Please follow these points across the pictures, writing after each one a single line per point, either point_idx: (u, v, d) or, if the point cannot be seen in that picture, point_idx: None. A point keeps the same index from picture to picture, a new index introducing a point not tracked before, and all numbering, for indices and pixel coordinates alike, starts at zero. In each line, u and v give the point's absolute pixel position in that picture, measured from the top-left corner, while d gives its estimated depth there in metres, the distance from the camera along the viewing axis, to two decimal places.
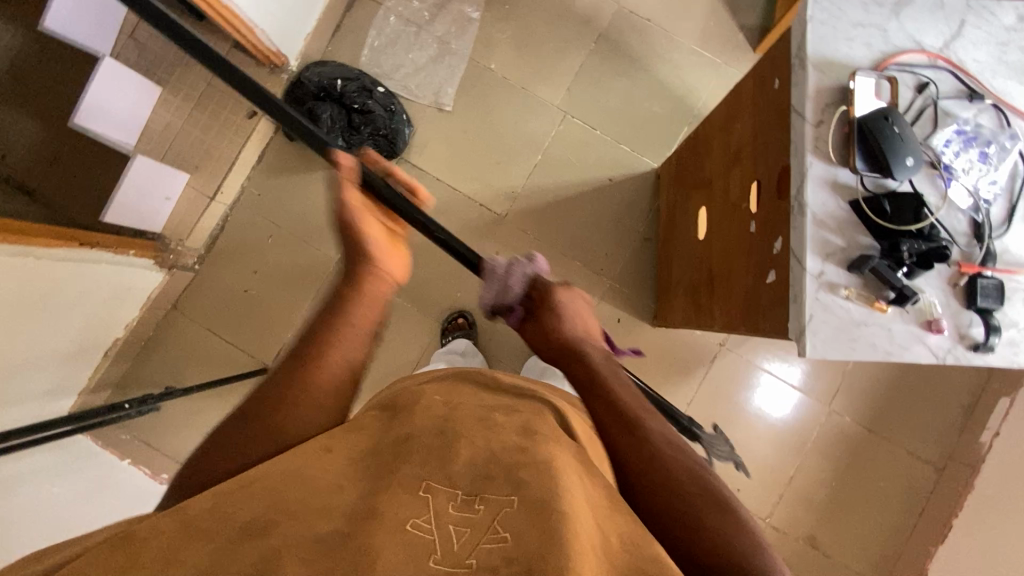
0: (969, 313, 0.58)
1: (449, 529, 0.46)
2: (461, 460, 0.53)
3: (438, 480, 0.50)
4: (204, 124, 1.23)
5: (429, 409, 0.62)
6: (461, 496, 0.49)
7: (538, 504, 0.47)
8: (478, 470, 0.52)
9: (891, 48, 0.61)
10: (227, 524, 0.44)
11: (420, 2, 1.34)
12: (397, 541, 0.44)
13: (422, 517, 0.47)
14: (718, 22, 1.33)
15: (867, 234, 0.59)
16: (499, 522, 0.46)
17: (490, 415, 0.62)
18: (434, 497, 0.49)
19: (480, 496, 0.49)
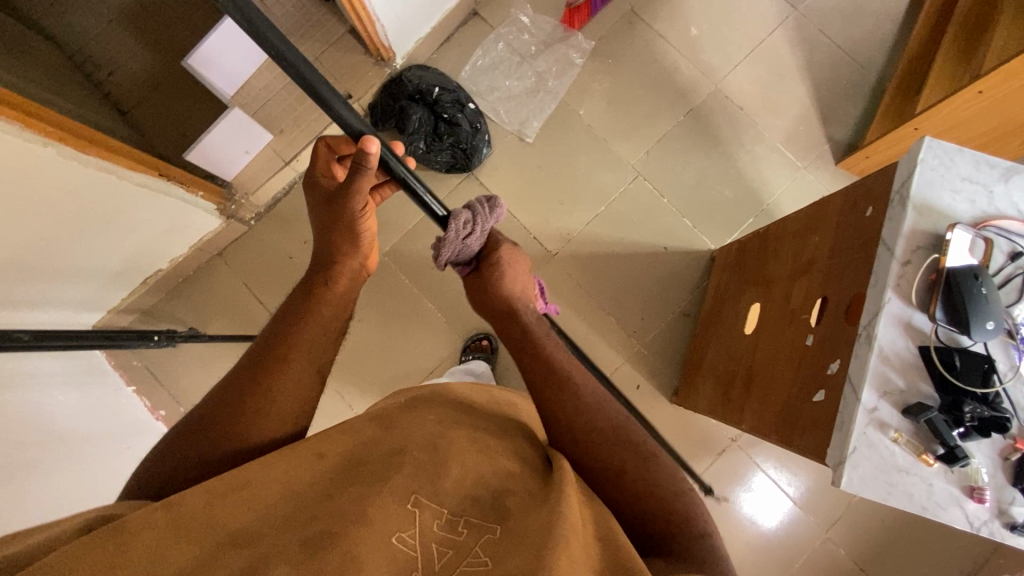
0: (1014, 490, 0.57)
1: (431, 549, 0.46)
2: (452, 478, 0.52)
3: (426, 494, 0.50)
4: (299, 93, 1.29)
5: (422, 426, 0.59)
6: (447, 515, 0.49)
7: (519, 536, 0.47)
8: (466, 494, 0.51)
9: (993, 210, 0.62)
10: (215, 531, 0.45)
11: (530, 36, 1.39)
12: (382, 554, 0.45)
13: (408, 532, 0.47)
14: (808, 128, 1.35)
15: (929, 384, 0.59)
16: (480, 547, 0.47)
17: (483, 437, 0.60)
18: (421, 511, 0.49)
19: (463, 519, 0.49)
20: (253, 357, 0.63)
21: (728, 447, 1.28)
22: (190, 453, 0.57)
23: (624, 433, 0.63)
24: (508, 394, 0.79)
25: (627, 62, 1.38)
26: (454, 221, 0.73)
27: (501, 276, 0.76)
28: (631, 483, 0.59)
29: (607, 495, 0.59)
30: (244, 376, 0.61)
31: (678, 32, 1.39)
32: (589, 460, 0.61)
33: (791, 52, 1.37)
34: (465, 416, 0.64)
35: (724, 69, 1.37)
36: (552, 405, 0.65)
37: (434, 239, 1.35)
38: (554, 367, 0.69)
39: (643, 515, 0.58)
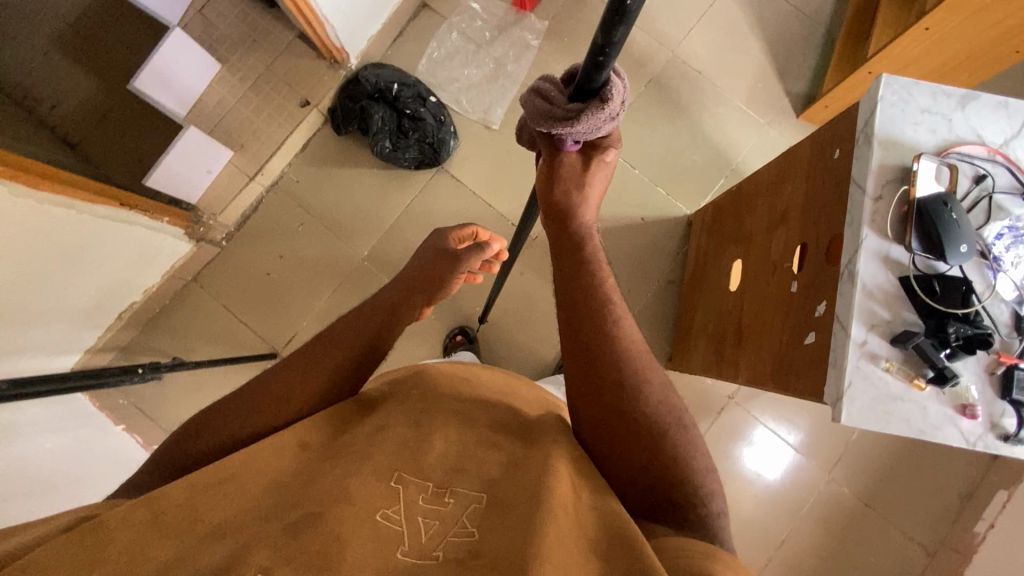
0: (1003, 403, 0.59)
1: (417, 522, 0.46)
2: (435, 452, 0.53)
3: (409, 471, 0.50)
4: (255, 105, 1.26)
5: (405, 402, 0.62)
6: (432, 488, 0.49)
7: (503, 506, 0.48)
8: (450, 465, 0.52)
9: (954, 137, 0.63)
10: (193, 527, 0.43)
11: (483, 23, 1.38)
12: (365, 530, 0.44)
13: (392, 508, 0.47)
14: (766, 85, 1.37)
15: (912, 311, 0.60)
16: (467, 515, 0.47)
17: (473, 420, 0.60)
18: (404, 487, 0.48)
19: (449, 490, 0.49)
20: (311, 344, 0.66)
21: (726, 405, 1.31)
22: (238, 420, 0.58)
23: (666, 392, 0.60)
24: (488, 372, 0.78)
25: (583, 39, 1.38)
26: (592, 114, 0.51)
27: (584, 178, 0.67)
28: (647, 452, 0.55)
29: (609, 463, 0.57)
30: (301, 360, 0.63)
31: None
32: (612, 415, 0.57)
33: (742, 12, 1.39)
34: (449, 394, 0.65)
35: (679, 35, 1.38)
36: (601, 351, 0.60)
37: (412, 238, 1.34)
38: (606, 312, 0.63)
39: (642, 486, 0.55)
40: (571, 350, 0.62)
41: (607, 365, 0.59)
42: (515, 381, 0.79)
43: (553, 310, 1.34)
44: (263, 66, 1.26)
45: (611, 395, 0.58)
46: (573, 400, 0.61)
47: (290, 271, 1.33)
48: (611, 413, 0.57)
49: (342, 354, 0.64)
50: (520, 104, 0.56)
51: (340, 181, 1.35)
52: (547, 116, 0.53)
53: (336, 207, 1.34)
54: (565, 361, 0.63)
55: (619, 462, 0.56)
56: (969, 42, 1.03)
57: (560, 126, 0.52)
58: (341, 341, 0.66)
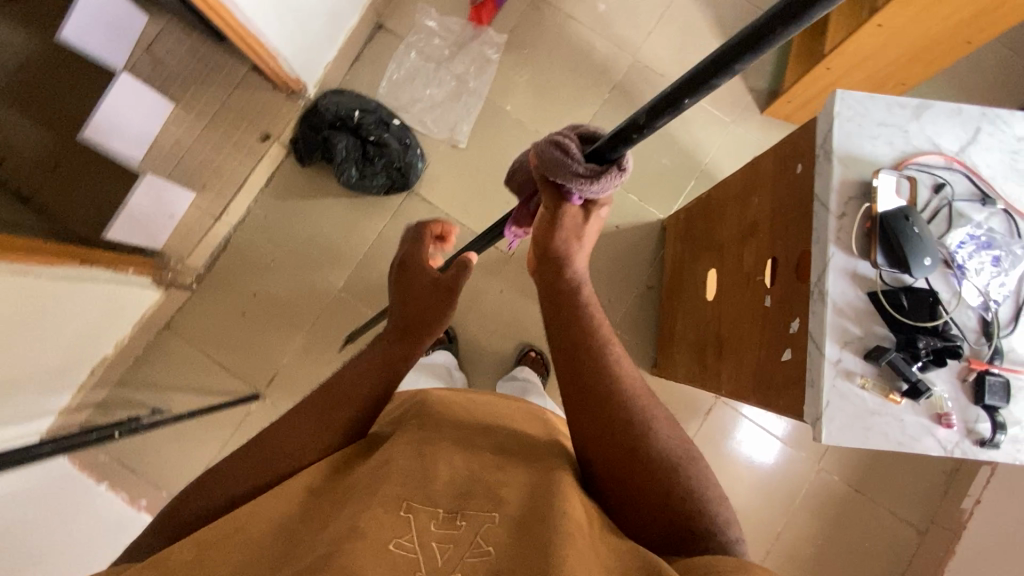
0: (976, 408, 0.60)
1: (430, 547, 0.45)
2: (442, 479, 0.52)
3: (418, 499, 0.50)
4: (215, 143, 1.22)
5: (409, 429, 0.60)
6: (441, 514, 0.49)
7: (519, 521, 0.48)
8: (456, 491, 0.51)
9: (911, 148, 0.64)
10: (208, 572, 0.43)
11: (440, 40, 1.36)
12: (380, 560, 0.43)
13: (404, 536, 0.46)
14: (729, 83, 1.37)
15: (882, 325, 0.61)
16: (481, 536, 0.47)
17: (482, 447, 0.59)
18: (415, 516, 0.48)
19: (460, 513, 0.49)
20: (316, 392, 0.63)
21: (714, 405, 1.32)
22: (245, 475, 0.57)
23: (672, 427, 0.60)
24: (483, 396, 0.76)
25: (543, 50, 1.37)
26: (608, 178, 0.57)
27: (580, 230, 0.65)
28: (665, 490, 0.55)
29: (628, 505, 0.56)
30: (307, 412, 0.61)
31: (586, 10, 1.38)
32: (622, 457, 0.57)
33: (699, 11, 1.39)
34: (449, 414, 0.64)
35: (638, 38, 1.38)
36: (604, 395, 0.60)
37: (387, 264, 1.32)
38: (603, 353, 0.63)
39: (662, 524, 0.55)
40: (572, 395, 0.61)
41: (614, 408, 0.59)
42: (514, 404, 0.76)
43: (535, 325, 1.34)
44: (220, 102, 1.22)
45: (620, 437, 0.58)
46: (581, 446, 0.60)
47: (265, 309, 1.31)
48: (622, 455, 0.57)
49: (350, 408, 0.62)
50: (534, 150, 0.60)
51: (309, 213, 1.32)
52: (562, 170, 0.57)
53: (306, 239, 1.32)
54: (566, 408, 0.62)
55: (640, 504, 0.56)
56: (922, 34, 1.04)
57: (570, 181, 0.57)
58: (349, 395, 0.62)
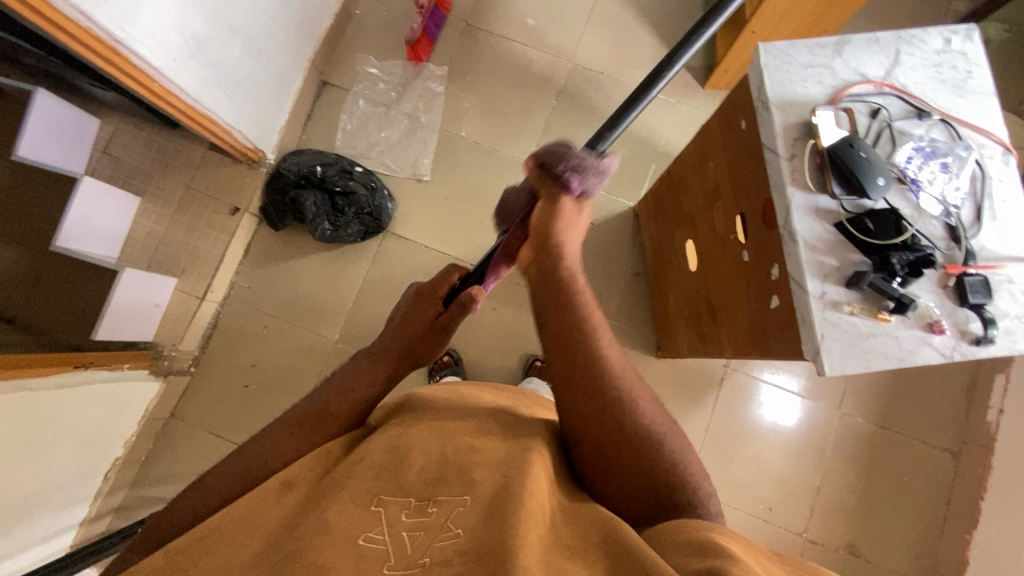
0: (964, 310, 0.62)
1: (401, 535, 0.47)
2: (415, 468, 0.54)
3: (389, 492, 0.51)
4: (186, 226, 1.26)
5: (387, 430, 0.62)
6: (414, 503, 0.51)
7: (491, 499, 0.49)
8: (430, 475, 0.53)
9: (841, 82, 0.67)
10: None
11: (385, 84, 1.41)
12: (349, 555, 0.45)
13: (374, 530, 0.48)
14: (666, 66, 1.43)
15: (856, 251, 0.63)
16: (451, 520, 0.48)
17: (449, 429, 0.60)
18: (386, 509, 0.50)
19: (432, 501, 0.51)
20: (306, 412, 0.65)
21: (725, 373, 1.33)
22: (225, 489, 0.58)
23: (654, 403, 0.63)
24: (473, 389, 0.77)
25: (485, 73, 1.42)
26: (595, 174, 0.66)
27: (572, 220, 0.68)
28: (648, 462, 0.58)
29: (609, 485, 0.58)
30: (297, 428, 0.64)
31: (517, 27, 1.44)
32: (611, 439, 0.58)
33: (623, 7, 1.45)
34: (430, 410, 0.66)
35: (572, 43, 1.44)
36: (596, 371, 0.61)
37: (378, 306, 1.32)
38: (589, 339, 0.63)
39: (651, 493, 0.57)
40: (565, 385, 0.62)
41: (605, 385, 0.60)
42: (505, 392, 0.80)
43: (534, 334, 1.35)
44: (183, 186, 1.26)
45: (609, 412, 0.59)
46: (572, 425, 0.60)
47: (267, 377, 1.30)
48: (610, 432, 0.59)
49: (337, 426, 0.65)
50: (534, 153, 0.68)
51: (291, 273, 1.33)
52: (569, 155, 0.65)
53: (294, 300, 1.33)
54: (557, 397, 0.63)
55: (621, 477, 0.58)
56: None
57: (580, 162, 0.65)
58: (336, 407, 0.66)
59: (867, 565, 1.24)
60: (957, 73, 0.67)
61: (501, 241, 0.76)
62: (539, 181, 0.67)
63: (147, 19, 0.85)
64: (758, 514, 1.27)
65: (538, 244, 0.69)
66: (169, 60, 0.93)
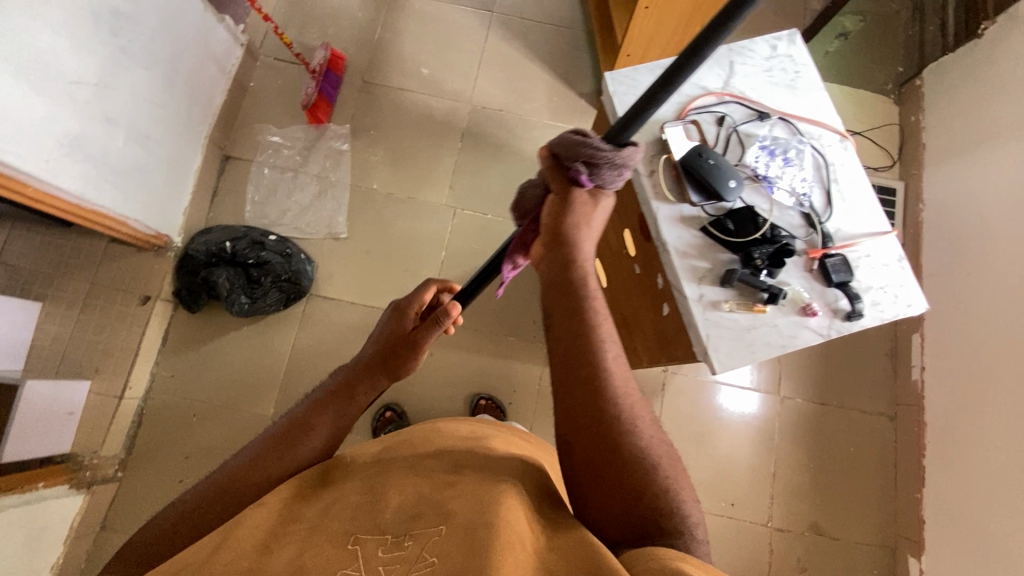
0: (832, 289, 0.65)
1: (378, 568, 0.47)
2: (391, 507, 0.54)
3: (365, 531, 0.51)
4: (96, 323, 1.20)
5: (358, 475, 0.62)
6: (390, 539, 0.50)
7: (468, 523, 0.49)
8: (407, 513, 0.53)
9: (685, 98, 0.71)
10: None
11: (289, 150, 1.41)
12: None
13: (351, 568, 0.47)
14: (561, 95, 1.49)
15: (724, 251, 0.66)
16: (427, 549, 0.48)
17: (422, 468, 0.61)
18: (362, 546, 0.49)
19: (408, 535, 0.50)
20: (280, 429, 0.65)
21: (667, 378, 1.35)
22: (213, 509, 0.58)
23: (655, 425, 0.58)
24: (445, 424, 0.75)
25: (387, 126, 1.45)
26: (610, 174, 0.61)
27: (587, 218, 0.64)
28: (636, 487, 0.53)
29: (590, 504, 0.55)
30: (270, 445, 0.64)
31: (412, 78, 1.48)
32: (602, 451, 0.55)
33: (510, 46, 1.52)
34: (401, 455, 0.65)
35: (468, 87, 1.49)
36: (597, 385, 0.57)
37: (312, 372, 1.29)
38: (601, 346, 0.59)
39: (628, 517, 0.53)
40: (568, 381, 0.59)
41: (601, 397, 0.56)
42: (484, 425, 0.78)
43: (475, 372, 1.34)
44: (87, 284, 1.20)
45: (605, 431, 0.55)
46: (564, 429, 0.58)
47: (203, 467, 1.24)
48: (603, 449, 0.55)
49: (312, 447, 0.65)
50: (559, 137, 0.62)
51: (216, 355, 1.29)
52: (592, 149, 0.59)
53: (222, 382, 1.28)
54: (563, 417, 0.58)
55: (601, 494, 0.54)
56: (683, 7, 1.15)
57: (597, 154, 0.59)
58: (316, 426, 0.66)
59: (834, 542, 1.26)
60: (787, 75, 0.73)
61: (518, 233, 0.74)
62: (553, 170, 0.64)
63: (9, 126, 0.82)
64: (722, 512, 1.27)
65: (553, 239, 0.65)
66: (41, 162, 0.89)
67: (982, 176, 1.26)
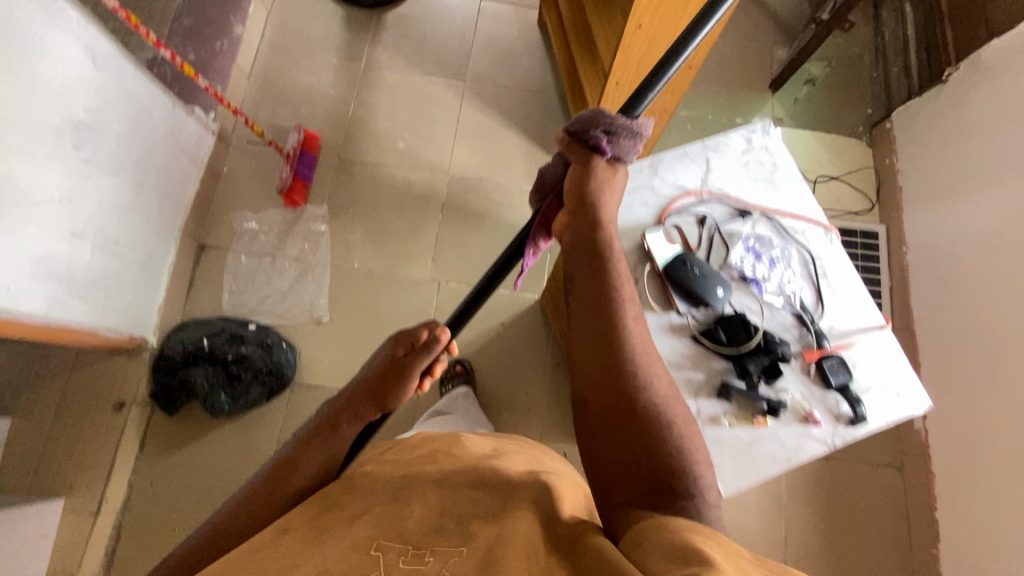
0: (832, 393, 0.63)
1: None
2: (413, 518, 0.54)
3: (388, 538, 0.52)
4: (69, 435, 1.15)
5: (385, 479, 0.62)
6: (411, 550, 0.50)
7: (483, 549, 0.49)
8: (430, 525, 0.53)
9: (664, 200, 0.70)
10: None
11: (266, 234, 1.39)
12: None
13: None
14: (538, 160, 1.49)
15: (716, 360, 0.64)
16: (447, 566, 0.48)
17: (445, 478, 0.61)
18: (384, 553, 0.50)
19: (429, 550, 0.50)
20: (271, 469, 0.67)
21: None
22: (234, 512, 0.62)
23: (670, 388, 0.60)
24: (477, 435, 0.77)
25: (366, 202, 1.43)
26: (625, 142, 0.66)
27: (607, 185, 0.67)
28: (652, 441, 0.54)
29: (607, 458, 0.55)
30: (262, 485, 0.65)
31: (388, 152, 1.48)
32: (619, 407, 0.57)
33: (485, 114, 1.52)
34: (427, 462, 0.66)
35: (445, 157, 1.48)
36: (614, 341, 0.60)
37: None
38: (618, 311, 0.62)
39: (644, 474, 0.52)
40: (588, 340, 0.61)
41: (621, 355, 0.59)
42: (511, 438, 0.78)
43: None
44: (58, 394, 1.16)
45: (621, 386, 0.57)
46: (584, 390, 0.60)
47: None
48: (621, 407, 0.56)
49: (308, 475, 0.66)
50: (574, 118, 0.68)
51: (197, 457, 1.22)
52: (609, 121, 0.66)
53: (204, 486, 1.21)
54: (583, 379, 0.60)
55: (616, 449, 0.55)
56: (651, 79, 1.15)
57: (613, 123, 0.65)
58: (301, 462, 0.67)
59: None
60: (765, 168, 0.72)
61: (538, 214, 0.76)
62: (572, 146, 0.69)
63: None
64: None
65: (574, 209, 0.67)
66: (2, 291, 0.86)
67: (960, 221, 1.27)
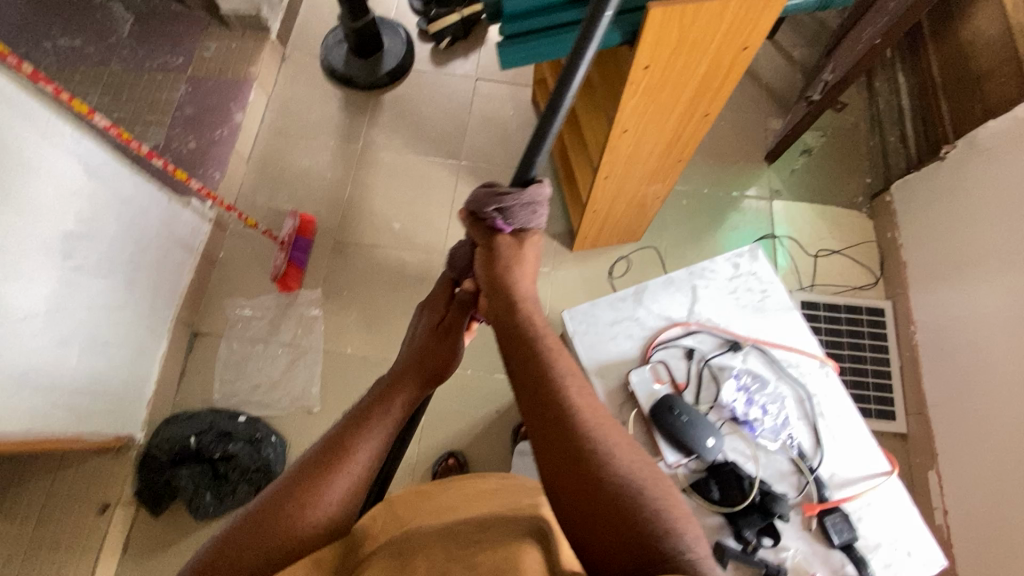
0: (835, 550, 0.71)
1: None
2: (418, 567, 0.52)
3: None
4: (50, 537, 1.12)
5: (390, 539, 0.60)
6: None
7: None
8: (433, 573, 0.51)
9: (648, 331, 0.82)
10: None
11: (259, 320, 1.38)
12: None
13: None
14: None
15: (713, 515, 0.72)
16: None
17: (452, 530, 0.59)
18: None
19: None
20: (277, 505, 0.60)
21: None
22: (254, 551, 0.56)
23: (632, 451, 0.60)
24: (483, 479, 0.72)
25: (360, 285, 1.42)
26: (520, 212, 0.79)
27: (513, 256, 0.81)
28: (624, 519, 0.54)
29: (592, 538, 0.55)
30: (264, 523, 0.58)
31: (383, 233, 1.48)
32: (585, 490, 0.56)
33: None
34: (435, 516, 0.63)
35: (440, 238, 1.48)
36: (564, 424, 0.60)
37: None
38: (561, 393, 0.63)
39: (628, 553, 0.52)
40: (540, 428, 0.62)
41: (577, 438, 0.59)
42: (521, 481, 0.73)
43: None
44: (42, 494, 1.14)
45: (582, 468, 0.57)
46: (547, 478, 0.59)
47: None
48: (586, 490, 0.56)
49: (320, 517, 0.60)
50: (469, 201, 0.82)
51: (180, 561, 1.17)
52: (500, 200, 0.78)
53: None
54: (545, 466, 0.60)
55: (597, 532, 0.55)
56: (640, 174, 1.11)
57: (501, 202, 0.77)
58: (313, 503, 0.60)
59: None
60: (751, 294, 0.84)
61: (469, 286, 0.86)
62: (474, 227, 0.82)
63: None
64: None
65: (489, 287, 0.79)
66: None
67: (970, 301, 1.22)
